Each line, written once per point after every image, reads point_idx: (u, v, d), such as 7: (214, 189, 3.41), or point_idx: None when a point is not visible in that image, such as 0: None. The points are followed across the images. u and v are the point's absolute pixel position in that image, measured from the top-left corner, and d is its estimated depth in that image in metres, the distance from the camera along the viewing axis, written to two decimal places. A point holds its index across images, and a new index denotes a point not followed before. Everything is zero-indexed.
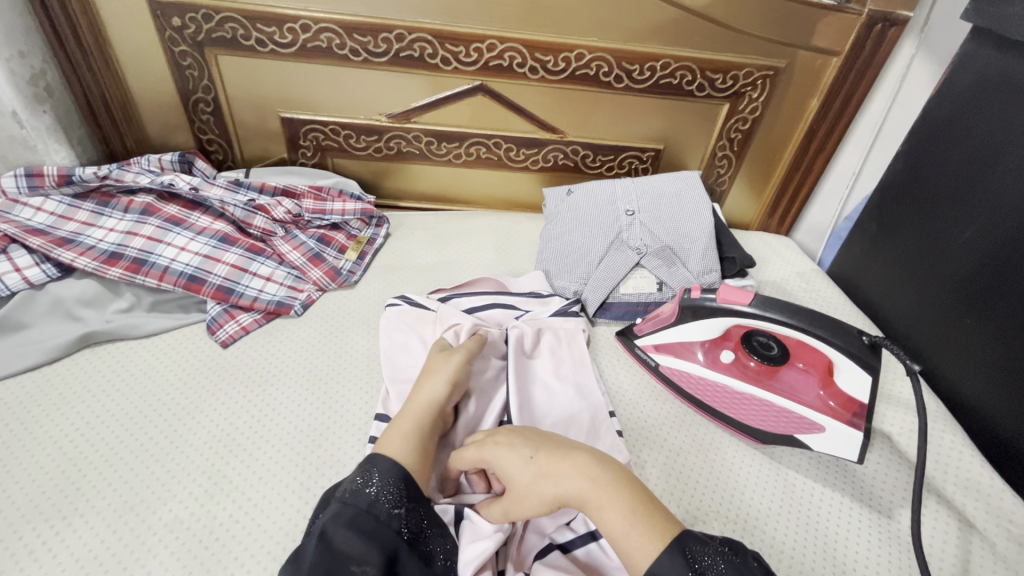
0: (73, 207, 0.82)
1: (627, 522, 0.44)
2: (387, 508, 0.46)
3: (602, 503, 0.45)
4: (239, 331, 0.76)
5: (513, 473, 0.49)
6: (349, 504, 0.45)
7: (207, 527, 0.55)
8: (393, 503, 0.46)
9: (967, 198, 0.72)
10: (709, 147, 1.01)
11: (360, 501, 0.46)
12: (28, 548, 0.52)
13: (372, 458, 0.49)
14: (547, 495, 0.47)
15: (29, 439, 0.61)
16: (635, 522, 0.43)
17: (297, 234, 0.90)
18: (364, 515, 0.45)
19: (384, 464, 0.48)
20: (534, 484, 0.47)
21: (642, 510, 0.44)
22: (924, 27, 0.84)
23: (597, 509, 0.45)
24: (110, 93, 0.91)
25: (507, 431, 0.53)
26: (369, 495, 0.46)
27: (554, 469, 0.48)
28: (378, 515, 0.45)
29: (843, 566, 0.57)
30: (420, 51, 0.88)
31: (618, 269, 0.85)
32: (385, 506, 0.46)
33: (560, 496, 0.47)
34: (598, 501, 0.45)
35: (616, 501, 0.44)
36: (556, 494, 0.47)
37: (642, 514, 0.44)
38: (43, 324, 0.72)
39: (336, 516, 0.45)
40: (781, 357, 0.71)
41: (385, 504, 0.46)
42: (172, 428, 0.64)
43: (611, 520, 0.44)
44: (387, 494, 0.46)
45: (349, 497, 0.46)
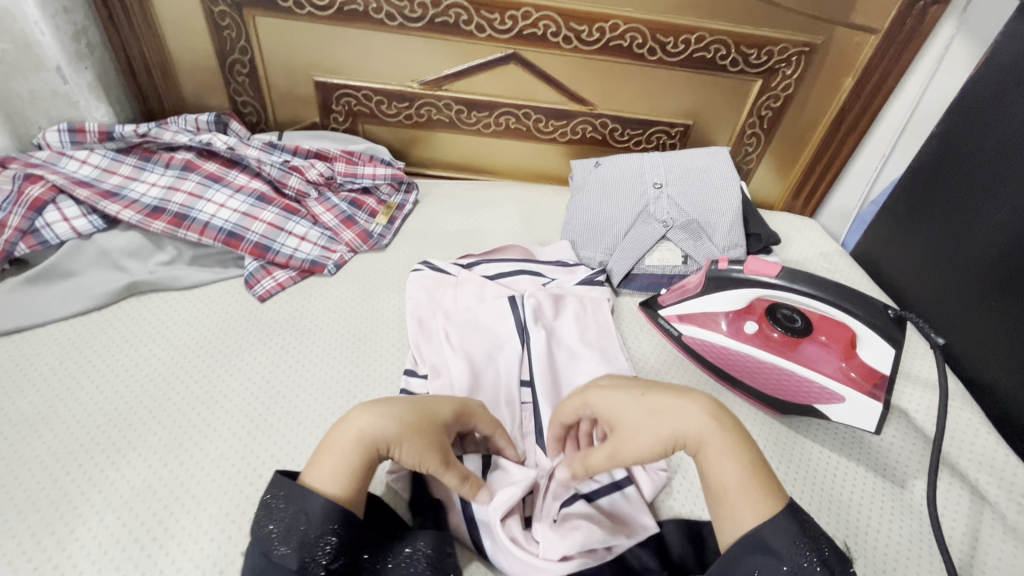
0: (116, 162, 0.85)
1: (745, 473, 0.44)
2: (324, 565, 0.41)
3: (721, 448, 0.45)
4: (275, 287, 0.78)
5: (622, 411, 0.49)
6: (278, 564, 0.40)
7: (251, 465, 0.58)
8: (330, 556, 0.41)
9: (1001, 182, 0.72)
10: (739, 124, 1.01)
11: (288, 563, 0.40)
12: (86, 475, 0.56)
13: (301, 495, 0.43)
14: (662, 432, 0.47)
15: (82, 378, 0.65)
16: (749, 478, 0.44)
17: (330, 196, 0.91)
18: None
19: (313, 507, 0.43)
20: (649, 425, 0.47)
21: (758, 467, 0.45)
22: (966, 6, 0.83)
23: (716, 456, 0.45)
24: (149, 51, 0.93)
25: (608, 379, 0.54)
26: (296, 556, 0.40)
27: (667, 406, 0.48)
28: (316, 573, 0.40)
29: (856, 529, 0.59)
30: (456, 17, 0.88)
31: (644, 240, 0.86)
32: (322, 563, 0.41)
33: (673, 435, 0.46)
34: (717, 444, 0.45)
35: (735, 449, 0.45)
36: (670, 433, 0.47)
37: (756, 472, 0.45)
38: (91, 273, 0.76)
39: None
40: (803, 330, 0.73)
41: (322, 562, 0.41)
42: (214, 374, 0.67)
43: (725, 468, 0.45)
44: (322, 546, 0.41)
45: (278, 554, 0.41)
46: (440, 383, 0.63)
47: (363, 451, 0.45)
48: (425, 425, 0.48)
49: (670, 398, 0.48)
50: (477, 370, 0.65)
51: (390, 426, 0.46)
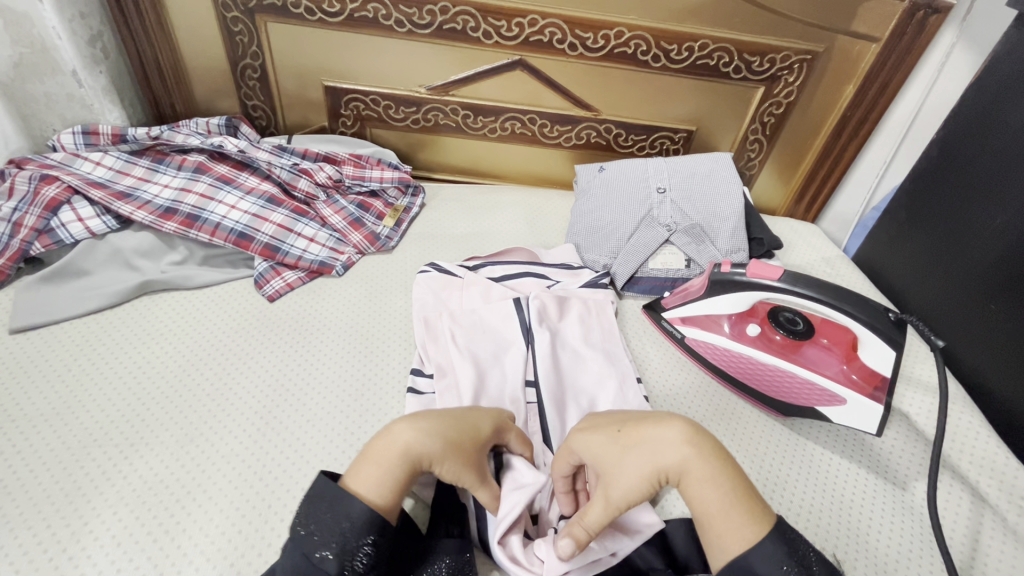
0: (129, 163, 0.87)
1: (728, 498, 0.45)
2: (360, 571, 0.42)
3: (703, 475, 0.46)
4: (284, 287, 0.80)
5: (604, 453, 0.50)
6: (316, 567, 0.42)
7: (260, 461, 0.59)
8: (366, 564, 0.43)
9: (1000, 189, 0.73)
10: (742, 131, 1.02)
11: (327, 568, 0.42)
12: (100, 469, 0.57)
13: (345, 503, 0.44)
14: (644, 468, 0.47)
15: (95, 374, 0.66)
16: (732, 504, 0.45)
17: (338, 199, 0.93)
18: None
19: (356, 514, 0.44)
20: (630, 465, 0.48)
21: (742, 494, 0.45)
22: (966, 15, 0.84)
23: (698, 482, 0.46)
24: (162, 56, 0.94)
25: (589, 420, 0.55)
26: (336, 562, 0.42)
27: (645, 439, 0.48)
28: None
29: (857, 529, 0.60)
30: (463, 24, 0.90)
31: (647, 244, 0.87)
32: (358, 570, 0.42)
33: (655, 467, 0.47)
34: (699, 472, 0.46)
35: (716, 475, 0.46)
36: (653, 467, 0.47)
37: (741, 498, 0.45)
38: (104, 272, 0.77)
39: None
40: (806, 333, 0.73)
41: (358, 569, 0.42)
42: (223, 372, 0.68)
43: (708, 496, 0.45)
44: (362, 554, 0.43)
45: (315, 557, 0.42)
46: (445, 384, 0.65)
47: (406, 459, 0.47)
48: (465, 440, 0.50)
49: (645, 429, 0.49)
50: (483, 370, 0.66)
51: (432, 440, 0.48)
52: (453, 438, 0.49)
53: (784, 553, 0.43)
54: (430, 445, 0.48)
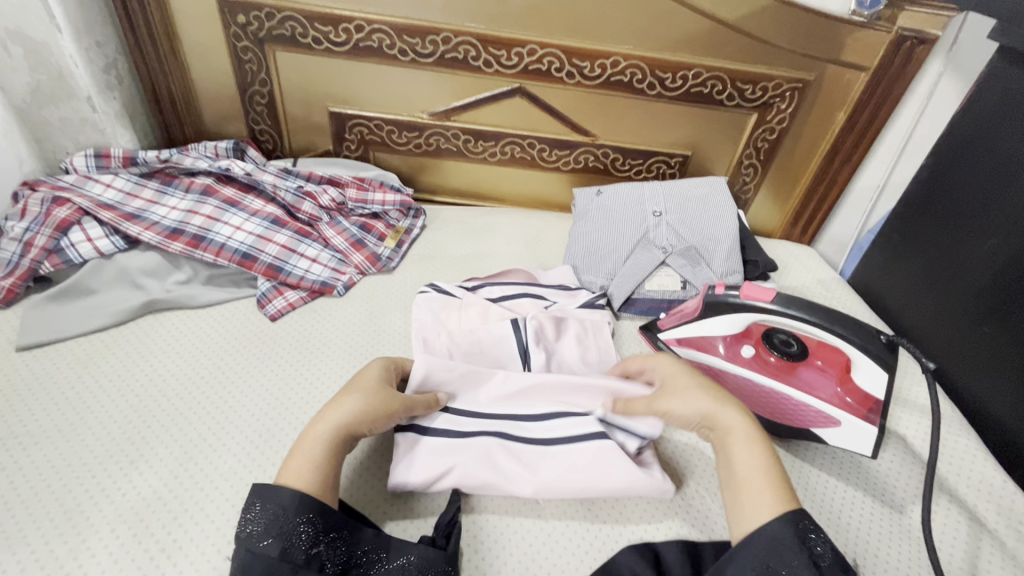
0: (139, 185, 0.89)
1: (757, 466, 0.50)
2: (304, 550, 0.45)
3: (747, 437, 0.52)
4: (286, 306, 0.81)
5: (680, 381, 0.59)
6: (259, 554, 0.44)
7: (258, 480, 0.59)
8: (308, 543, 0.45)
9: (988, 214, 0.75)
10: (737, 155, 1.05)
11: (269, 551, 0.44)
12: (100, 486, 0.58)
13: (273, 489, 0.47)
14: (704, 406, 0.55)
15: (99, 391, 0.67)
16: (760, 471, 0.50)
17: (341, 220, 0.95)
18: (284, 563, 0.44)
19: (284, 498, 0.46)
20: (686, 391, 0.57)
21: (773, 474, 0.49)
22: (952, 46, 0.87)
23: (737, 447, 0.52)
24: (173, 82, 0.98)
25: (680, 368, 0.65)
26: (277, 545, 0.45)
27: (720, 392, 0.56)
28: (296, 560, 0.44)
29: (876, 547, 0.60)
30: (464, 53, 0.93)
31: (644, 266, 0.88)
32: (302, 548, 0.45)
33: (709, 414, 0.54)
34: (744, 434, 0.52)
35: (756, 445, 0.51)
36: (700, 409, 0.55)
37: (769, 473, 0.50)
38: (110, 291, 0.79)
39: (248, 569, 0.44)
40: (800, 354, 0.72)
41: (301, 547, 0.45)
42: (224, 389, 0.69)
43: (741, 457, 0.51)
44: (301, 534, 0.46)
45: (259, 547, 0.44)
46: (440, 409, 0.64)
47: (324, 431, 0.51)
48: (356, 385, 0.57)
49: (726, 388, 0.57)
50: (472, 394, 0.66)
51: (332, 406, 0.54)
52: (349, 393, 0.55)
53: (793, 534, 0.45)
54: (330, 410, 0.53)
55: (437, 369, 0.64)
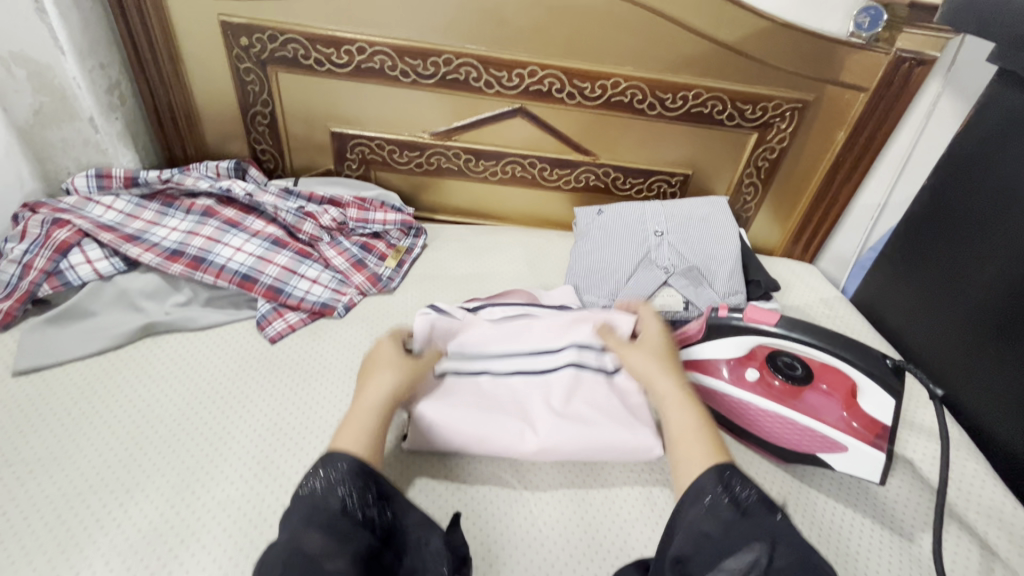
0: (139, 207, 0.89)
1: (685, 425, 0.54)
2: (361, 509, 0.46)
3: (675, 403, 0.57)
4: (286, 328, 0.80)
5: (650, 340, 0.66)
6: (321, 505, 0.45)
7: (256, 508, 0.58)
8: (366, 503, 0.46)
9: (990, 236, 0.74)
10: (737, 174, 1.05)
11: (332, 502, 0.45)
12: (94, 517, 0.56)
13: (334, 453, 0.48)
14: (649, 368, 0.61)
15: (95, 417, 0.66)
16: (689, 430, 0.54)
17: (342, 240, 0.95)
18: (342, 517, 0.44)
19: (348, 460, 0.48)
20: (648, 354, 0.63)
21: (699, 434, 0.53)
22: (950, 67, 0.87)
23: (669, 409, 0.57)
24: (175, 103, 0.98)
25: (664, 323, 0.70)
26: (340, 498, 0.45)
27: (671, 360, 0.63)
28: (354, 517, 0.45)
29: None
30: (465, 75, 0.93)
31: (646, 286, 0.88)
32: (359, 507, 0.46)
33: (649, 378, 0.61)
34: (673, 400, 0.57)
35: (685, 408, 0.56)
36: (646, 373, 0.61)
37: (696, 430, 0.54)
38: (109, 313, 0.78)
39: (310, 520, 0.44)
40: (805, 378, 0.71)
41: (359, 505, 0.46)
42: (222, 414, 0.68)
43: (672, 418, 0.56)
44: (359, 496, 0.46)
45: (321, 499, 0.45)
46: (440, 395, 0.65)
47: (373, 404, 0.54)
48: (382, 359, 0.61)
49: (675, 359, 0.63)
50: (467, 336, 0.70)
51: (372, 383, 0.57)
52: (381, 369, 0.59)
53: None
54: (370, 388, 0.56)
55: (440, 325, 0.69)
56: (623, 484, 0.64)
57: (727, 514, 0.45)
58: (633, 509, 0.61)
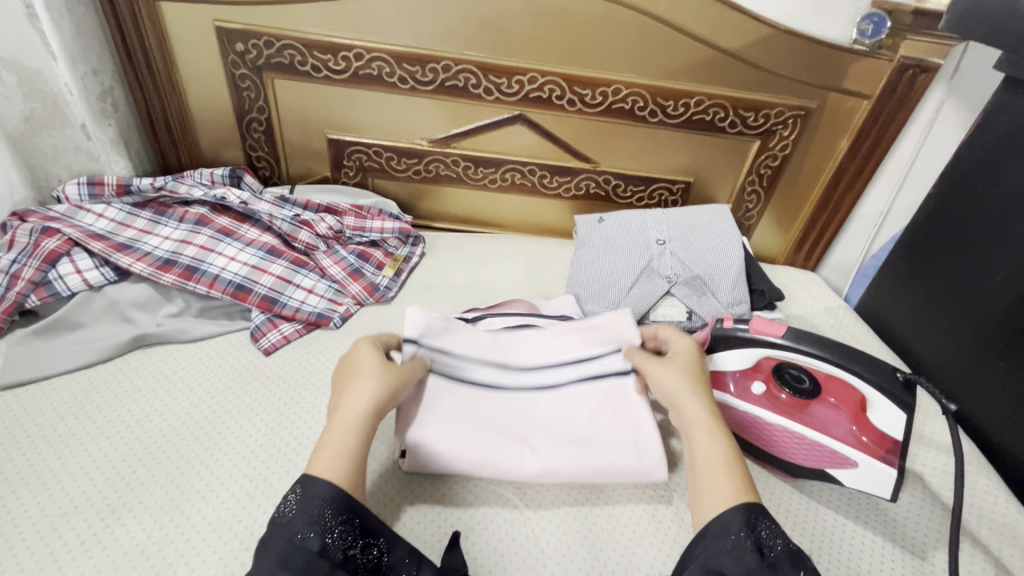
0: (131, 215, 0.87)
1: (715, 457, 0.51)
2: (342, 550, 0.44)
3: (706, 430, 0.54)
4: (281, 340, 0.78)
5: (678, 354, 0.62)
6: (299, 547, 0.43)
7: (248, 529, 0.56)
8: (346, 543, 0.45)
9: (998, 246, 0.73)
10: (739, 182, 1.04)
11: (309, 544, 0.43)
12: (80, 539, 0.54)
13: (310, 481, 0.46)
14: (678, 389, 0.57)
15: (83, 434, 0.64)
16: (719, 461, 0.51)
17: (338, 249, 0.93)
18: (321, 560, 0.43)
19: (325, 493, 0.45)
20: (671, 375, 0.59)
21: (730, 470, 0.50)
22: (954, 74, 0.86)
23: (698, 436, 0.53)
24: (170, 109, 0.97)
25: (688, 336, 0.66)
26: (318, 539, 0.44)
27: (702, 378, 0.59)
28: (332, 558, 0.43)
29: None
30: (465, 81, 0.92)
31: (648, 295, 0.87)
32: (340, 547, 0.44)
33: (677, 402, 0.57)
34: (704, 427, 0.54)
35: (718, 438, 0.53)
36: (674, 395, 0.57)
37: (726, 464, 0.51)
38: (98, 324, 0.76)
39: (285, 563, 0.42)
40: (812, 391, 0.69)
41: (339, 546, 0.44)
42: (214, 430, 0.66)
43: (702, 447, 0.52)
44: (339, 534, 0.45)
45: (299, 540, 0.43)
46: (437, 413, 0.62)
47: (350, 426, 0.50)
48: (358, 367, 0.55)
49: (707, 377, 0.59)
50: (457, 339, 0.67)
51: (351, 399, 0.52)
52: (356, 379, 0.53)
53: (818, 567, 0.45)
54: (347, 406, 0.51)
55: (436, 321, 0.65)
56: (628, 502, 0.62)
57: (747, 560, 0.44)
58: (637, 528, 0.60)
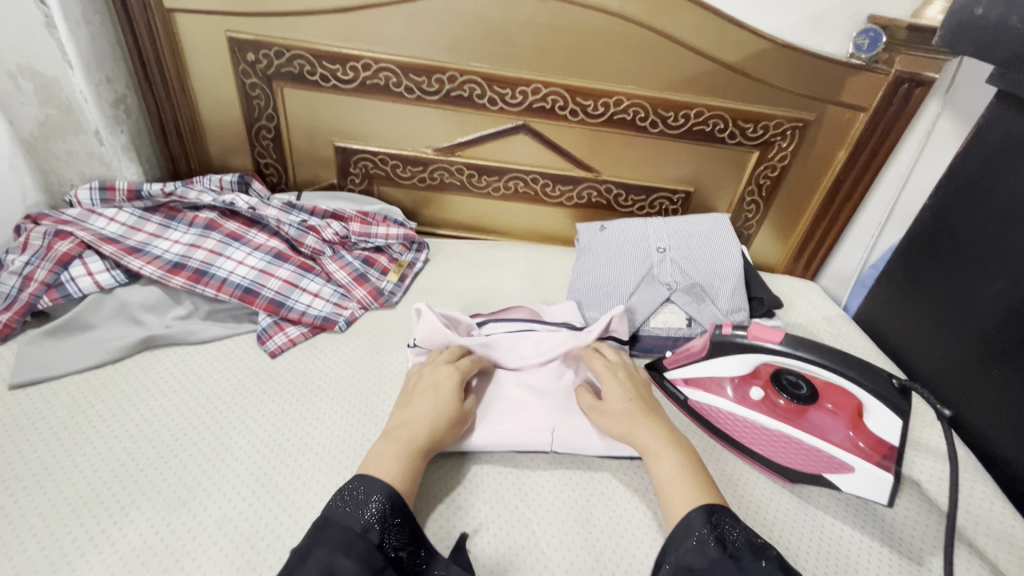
0: (142, 220, 0.89)
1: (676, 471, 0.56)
2: (393, 548, 0.48)
3: (659, 455, 0.58)
4: (287, 343, 0.80)
5: (613, 396, 0.66)
6: (361, 538, 0.47)
7: (254, 526, 0.57)
8: (398, 544, 0.49)
9: (993, 257, 0.74)
10: (738, 193, 1.06)
11: (369, 535, 0.47)
12: (88, 535, 0.55)
13: (363, 481, 0.51)
14: (621, 432, 0.62)
15: (91, 432, 0.65)
16: (679, 476, 0.56)
17: (344, 255, 0.95)
18: (377, 552, 0.47)
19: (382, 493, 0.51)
20: (623, 411, 0.64)
21: (693, 476, 0.56)
22: (948, 88, 0.88)
23: (655, 457, 0.58)
24: (180, 116, 0.99)
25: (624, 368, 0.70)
26: (377, 533, 0.48)
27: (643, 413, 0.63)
28: (385, 554, 0.47)
29: None
30: (470, 91, 0.94)
31: (648, 302, 0.88)
32: (393, 546, 0.48)
33: (626, 436, 0.62)
34: (658, 453, 0.58)
35: (672, 457, 0.57)
36: (622, 434, 0.62)
37: (692, 476, 0.56)
38: (108, 326, 0.78)
39: (348, 549, 0.46)
40: (810, 397, 0.71)
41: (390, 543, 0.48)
42: (221, 430, 0.67)
43: (663, 468, 0.57)
44: (392, 533, 0.49)
45: (359, 531, 0.47)
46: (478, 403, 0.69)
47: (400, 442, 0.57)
48: (437, 390, 0.64)
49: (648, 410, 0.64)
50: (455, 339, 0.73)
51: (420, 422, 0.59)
52: (430, 397, 0.63)
53: None
54: (415, 417, 0.60)
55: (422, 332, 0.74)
56: (626, 506, 0.63)
57: (710, 551, 0.48)
58: (636, 533, 0.60)
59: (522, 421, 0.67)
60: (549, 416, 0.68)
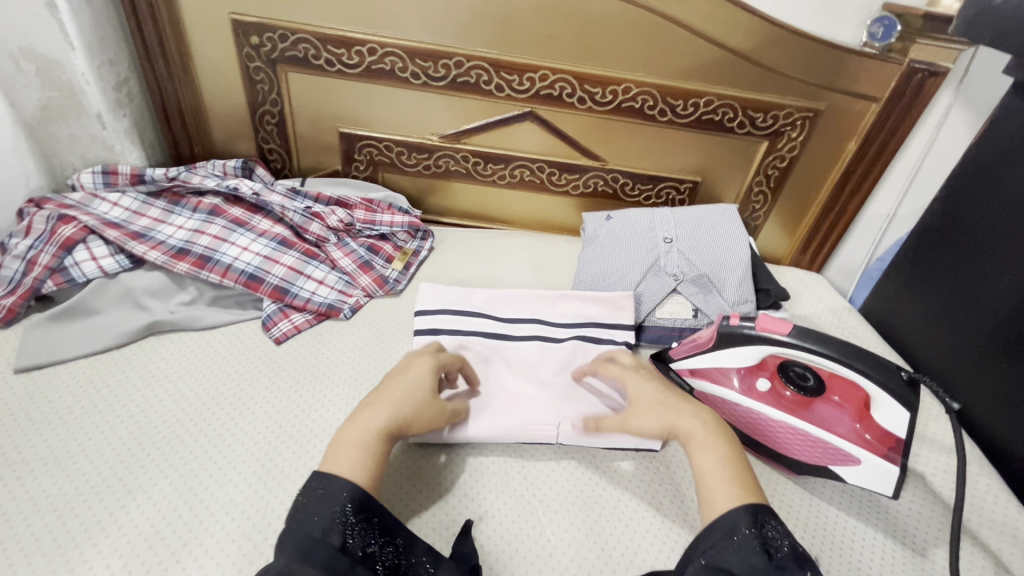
0: (146, 205, 0.88)
1: (721, 462, 0.53)
2: (360, 548, 0.46)
3: (702, 444, 0.55)
4: (292, 330, 0.80)
5: (645, 394, 0.62)
6: (323, 543, 0.45)
7: (260, 512, 0.57)
8: (364, 543, 0.46)
9: (1004, 250, 0.74)
10: (746, 183, 1.05)
11: (331, 539, 0.45)
12: (95, 519, 0.55)
13: (326, 479, 0.48)
14: (660, 423, 0.58)
15: (98, 417, 0.65)
16: (723, 467, 0.53)
17: (348, 242, 0.94)
18: (341, 556, 0.45)
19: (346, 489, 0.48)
20: (659, 404, 0.60)
21: (736, 469, 0.53)
22: (962, 78, 0.87)
23: (700, 447, 0.55)
24: (183, 99, 0.97)
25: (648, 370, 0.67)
26: (340, 535, 0.46)
27: (680, 406, 0.59)
28: (352, 555, 0.45)
29: None
30: (477, 77, 0.93)
31: (655, 293, 0.87)
32: (359, 546, 0.46)
33: (669, 427, 0.58)
34: (701, 443, 0.55)
35: (718, 446, 0.54)
36: (660, 425, 0.58)
37: (733, 464, 0.53)
38: (113, 311, 0.77)
39: (308, 556, 0.44)
40: (818, 388, 0.70)
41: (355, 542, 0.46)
42: (226, 417, 0.67)
43: (705, 460, 0.54)
44: (358, 533, 0.47)
45: (318, 536, 0.45)
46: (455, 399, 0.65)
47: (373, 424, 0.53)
48: (406, 372, 0.60)
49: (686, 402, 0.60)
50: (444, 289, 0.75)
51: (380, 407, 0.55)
52: (401, 379, 0.59)
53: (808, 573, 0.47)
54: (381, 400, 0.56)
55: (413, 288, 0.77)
56: (631, 496, 0.63)
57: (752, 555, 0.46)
58: (640, 522, 0.60)
59: (525, 411, 0.67)
60: (556, 407, 0.67)
